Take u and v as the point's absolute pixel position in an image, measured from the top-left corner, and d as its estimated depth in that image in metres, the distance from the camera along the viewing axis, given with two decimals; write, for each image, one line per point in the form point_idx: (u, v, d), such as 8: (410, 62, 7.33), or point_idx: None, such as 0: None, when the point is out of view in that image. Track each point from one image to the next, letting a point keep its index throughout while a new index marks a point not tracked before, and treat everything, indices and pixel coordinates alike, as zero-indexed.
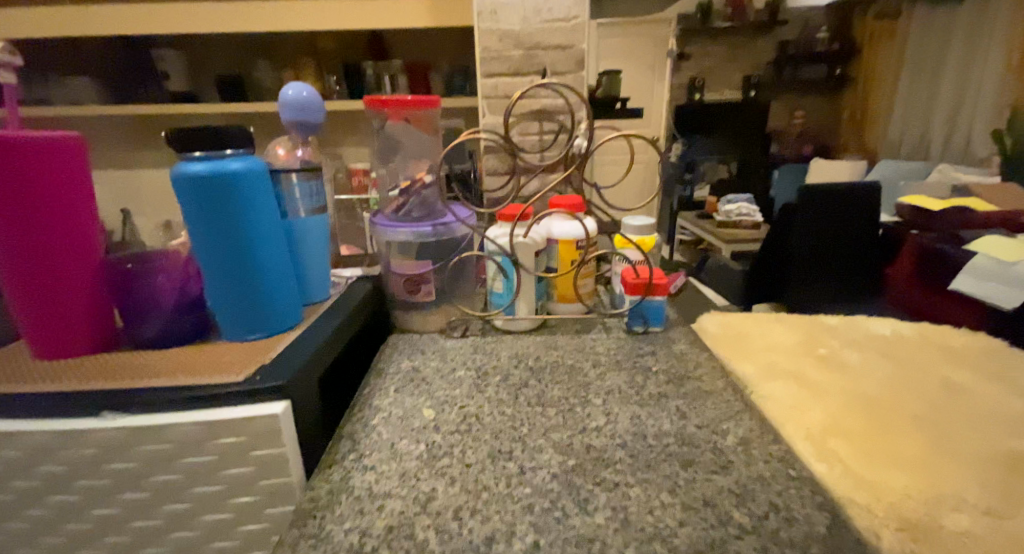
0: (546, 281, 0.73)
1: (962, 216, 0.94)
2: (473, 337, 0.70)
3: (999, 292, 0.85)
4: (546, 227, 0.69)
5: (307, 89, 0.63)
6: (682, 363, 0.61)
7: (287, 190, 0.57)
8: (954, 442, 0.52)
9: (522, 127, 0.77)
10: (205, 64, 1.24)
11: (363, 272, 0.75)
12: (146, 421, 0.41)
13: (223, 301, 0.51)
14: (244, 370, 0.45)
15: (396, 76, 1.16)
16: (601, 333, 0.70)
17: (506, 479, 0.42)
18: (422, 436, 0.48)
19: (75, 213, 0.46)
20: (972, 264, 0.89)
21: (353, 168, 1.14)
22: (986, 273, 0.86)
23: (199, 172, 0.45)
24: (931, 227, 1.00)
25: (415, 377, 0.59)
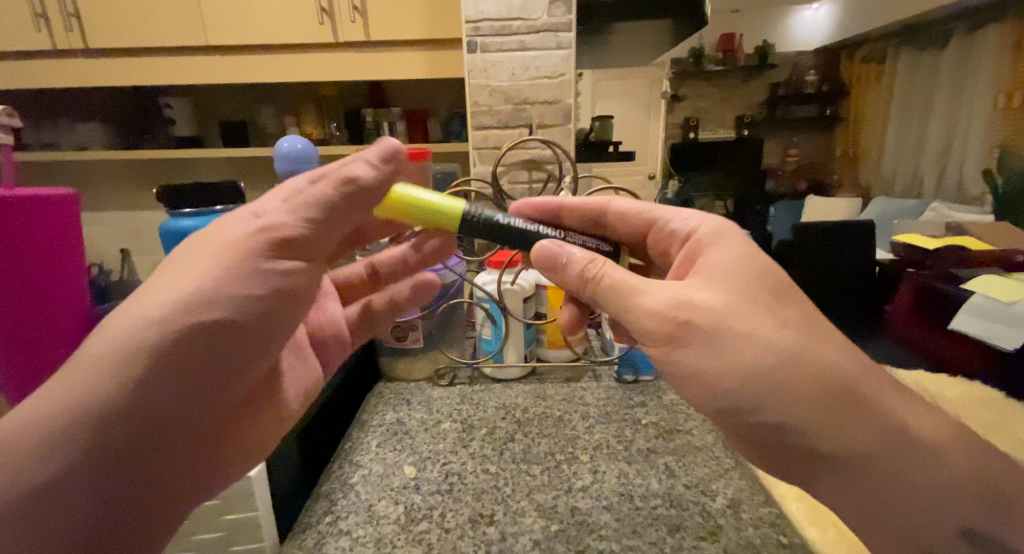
0: (535, 328, 0.72)
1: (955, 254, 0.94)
2: (461, 386, 0.69)
3: (999, 332, 0.80)
4: (535, 273, 0.69)
5: (302, 141, 0.64)
6: (672, 416, 0.59)
7: None
8: None
9: (511, 177, 0.79)
10: (209, 111, 1.28)
11: None
12: None
13: None
14: None
15: (393, 123, 1.19)
16: (591, 382, 0.69)
17: (486, 546, 0.41)
18: (402, 497, 0.47)
19: (64, 269, 0.46)
20: (971, 302, 0.86)
21: None
22: (982, 313, 0.83)
23: (187, 229, 0.46)
24: (928, 266, 0.97)
25: (398, 431, 0.58)
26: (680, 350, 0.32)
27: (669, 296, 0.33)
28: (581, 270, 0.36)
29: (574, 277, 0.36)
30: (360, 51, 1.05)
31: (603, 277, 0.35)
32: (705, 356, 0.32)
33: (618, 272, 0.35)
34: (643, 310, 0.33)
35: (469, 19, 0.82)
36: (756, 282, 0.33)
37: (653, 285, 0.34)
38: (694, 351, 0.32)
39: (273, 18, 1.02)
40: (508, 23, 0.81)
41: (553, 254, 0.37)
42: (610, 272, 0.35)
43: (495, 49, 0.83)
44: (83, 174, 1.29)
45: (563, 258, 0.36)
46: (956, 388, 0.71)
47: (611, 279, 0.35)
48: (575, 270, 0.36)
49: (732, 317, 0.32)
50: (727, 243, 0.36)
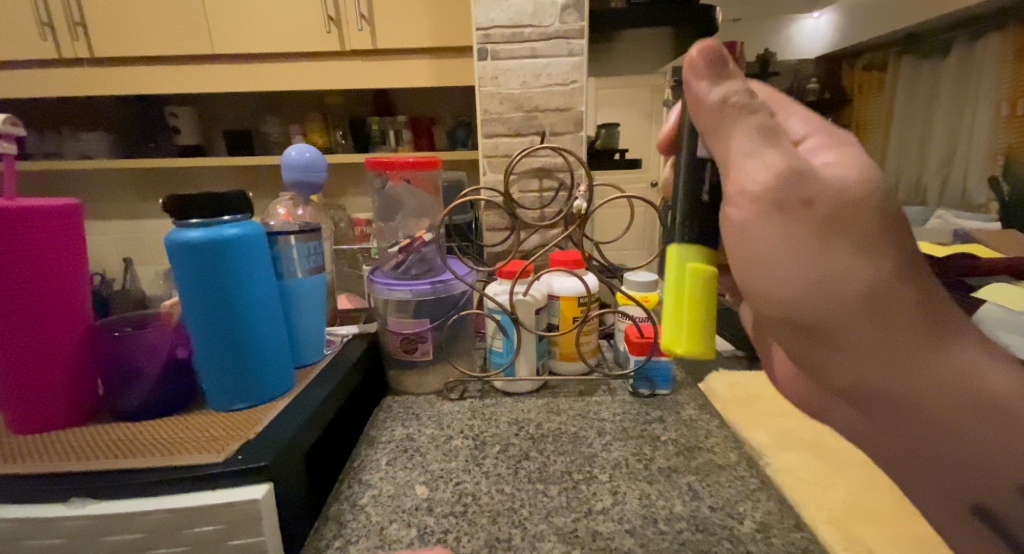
0: (547, 340, 0.70)
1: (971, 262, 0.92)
2: (472, 400, 0.67)
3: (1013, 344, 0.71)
4: (548, 284, 0.67)
5: (311, 150, 0.63)
6: (692, 432, 0.58)
7: (284, 252, 0.56)
8: None
9: (522, 185, 0.78)
10: (214, 119, 1.27)
11: (360, 329, 0.73)
12: (115, 508, 0.37)
13: (210, 369, 0.48)
14: (225, 450, 0.42)
15: (399, 130, 1.18)
16: (606, 396, 0.67)
17: None
18: (414, 519, 0.45)
19: (65, 281, 0.45)
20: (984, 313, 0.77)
21: (356, 218, 1.15)
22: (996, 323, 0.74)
23: (194, 239, 0.44)
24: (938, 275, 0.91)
25: (408, 448, 0.56)
26: (762, 220, 0.26)
27: (783, 160, 0.25)
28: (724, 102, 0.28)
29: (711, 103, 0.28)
30: (368, 60, 1.05)
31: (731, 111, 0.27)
32: (797, 232, 0.25)
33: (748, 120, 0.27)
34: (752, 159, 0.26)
35: (480, 26, 0.81)
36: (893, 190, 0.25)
37: (783, 145, 0.26)
38: (791, 224, 0.25)
39: (280, 27, 1.02)
40: (519, 30, 0.81)
41: (710, 63, 0.29)
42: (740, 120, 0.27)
43: (506, 57, 0.82)
44: (85, 183, 1.28)
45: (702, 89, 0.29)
46: None
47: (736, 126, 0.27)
48: (720, 94, 0.28)
49: (859, 206, 0.24)
50: (866, 145, 0.26)
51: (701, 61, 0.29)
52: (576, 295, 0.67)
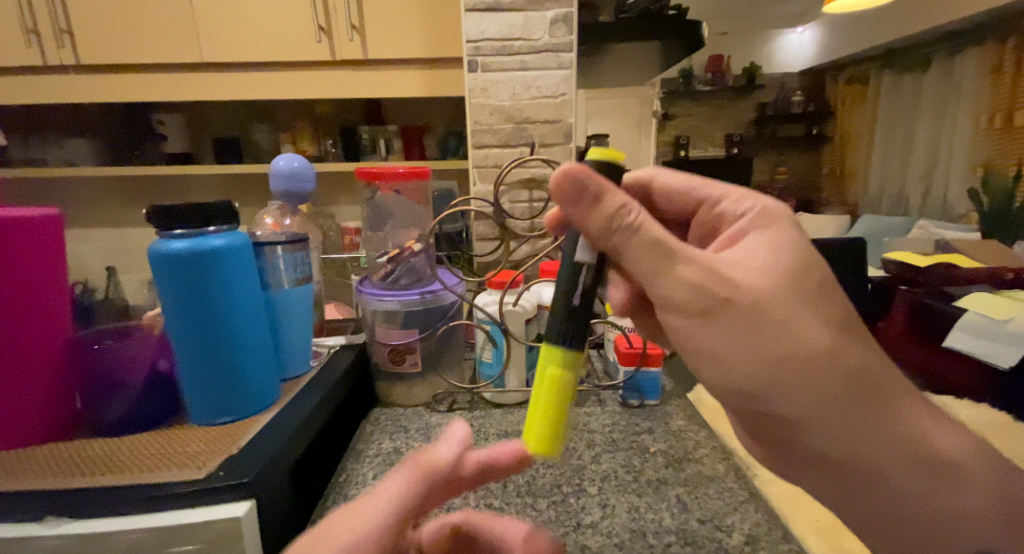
0: (537, 350, 0.70)
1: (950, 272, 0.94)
2: (461, 412, 0.66)
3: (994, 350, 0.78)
4: (537, 294, 0.67)
5: (299, 160, 0.63)
6: (681, 443, 0.58)
7: (270, 262, 0.55)
8: None
9: (511, 196, 0.78)
10: (203, 127, 1.26)
11: (347, 340, 0.72)
12: (89, 529, 0.36)
13: (192, 382, 0.47)
14: (207, 466, 0.40)
15: (391, 139, 1.18)
16: (595, 407, 0.67)
17: None
18: None
19: (43, 294, 0.44)
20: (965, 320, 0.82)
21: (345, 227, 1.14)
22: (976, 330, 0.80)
23: (176, 251, 0.43)
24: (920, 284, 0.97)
25: (395, 462, 0.55)
26: (706, 327, 0.31)
27: (696, 271, 0.30)
28: (606, 224, 0.31)
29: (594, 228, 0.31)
30: (359, 70, 1.05)
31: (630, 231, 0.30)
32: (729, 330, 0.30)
33: (658, 235, 0.30)
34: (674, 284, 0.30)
35: (469, 38, 0.81)
36: (808, 269, 0.31)
37: (693, 253, 0.31)
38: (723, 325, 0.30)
39: (272, 36, 1.02)
40: (509, 43, 0.81)
41: (584, 181, 0.31)
42: (643, 236, 0.30)
43: (496, 69, 0.83)
44: (68, 190, 1.26)
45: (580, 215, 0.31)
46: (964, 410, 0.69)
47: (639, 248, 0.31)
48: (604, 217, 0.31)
49: (778, 303, 0.30)
50: (773, 227, 0.33)
51: (568, 192, 0.31)
52: None
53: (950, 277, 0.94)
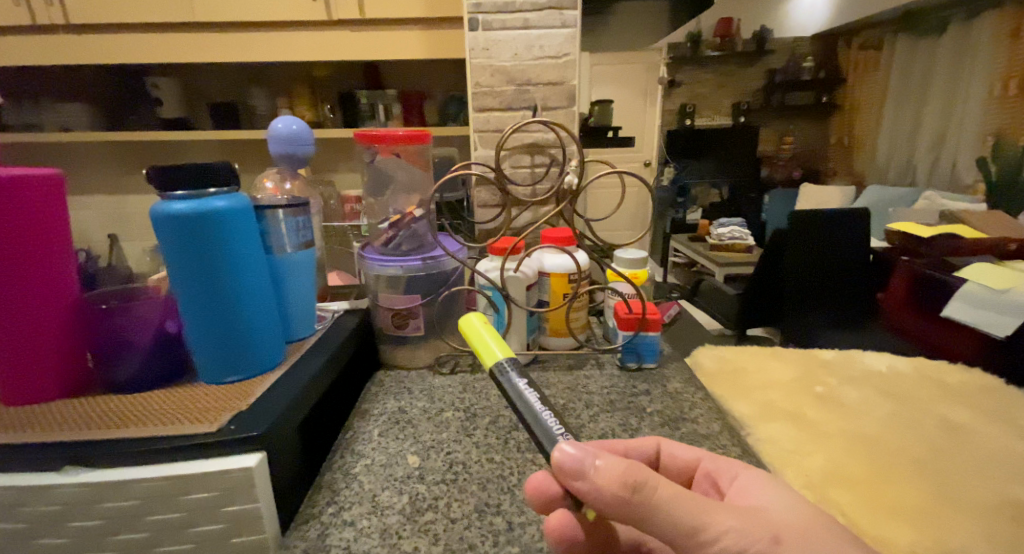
0: (538, 316, 0.72)
1: (950, 241, 0.90)
2: (463, 375, 0.68)
3: (993, 321, 0.79)
4: (538, 260, 0.68)
5: (297, 122, 0.62)
6: (677, 404, 0.59)
7: (273, 226, 0.54)
8: (957, 484, 0.48)
9: (514, 160, 0.76)
10: (198, 92, 1.24)
11: (351, 304, 0.72)
12: (108, 476, 0.38)
13: (200, 342, 0.48)
14: (218, 420, 0.41)
15: (390, 104, 1.16)
16: (594, 370, 0.68)
17: (494, 536, 0.40)
18: (406, 487, 0.46)
19: (47, 253, 0.44)
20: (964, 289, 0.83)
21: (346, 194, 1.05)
22: (973, 301, 0.82)
23: (180, 212, 0.43)
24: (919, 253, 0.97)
25: (400, 419, 0.57)
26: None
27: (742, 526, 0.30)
28: (624, 485, 0.29)
29: (614, 492, 0.29)
30: (356, 30, 1.02)
31: (636, 483, 0.29)
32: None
33: (666, 479, 0.30)
34: (686, 510, 0.29)
35: None
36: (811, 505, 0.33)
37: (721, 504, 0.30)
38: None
39: None
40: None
41: (576, 457, 0.31)
42: (658, 482, 0.29)
43: (497, 27, 0.81)
44: (67, 157, 1.25)
45: (591, 483, 0.30)
46: (955, 374, 0.70)
47: (660, 496, 0.29)
48: (616, 476, 0.29)
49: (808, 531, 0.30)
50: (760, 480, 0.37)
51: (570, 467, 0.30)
52: (567, 271, 0.67)
53: (949, 247, 0.90)
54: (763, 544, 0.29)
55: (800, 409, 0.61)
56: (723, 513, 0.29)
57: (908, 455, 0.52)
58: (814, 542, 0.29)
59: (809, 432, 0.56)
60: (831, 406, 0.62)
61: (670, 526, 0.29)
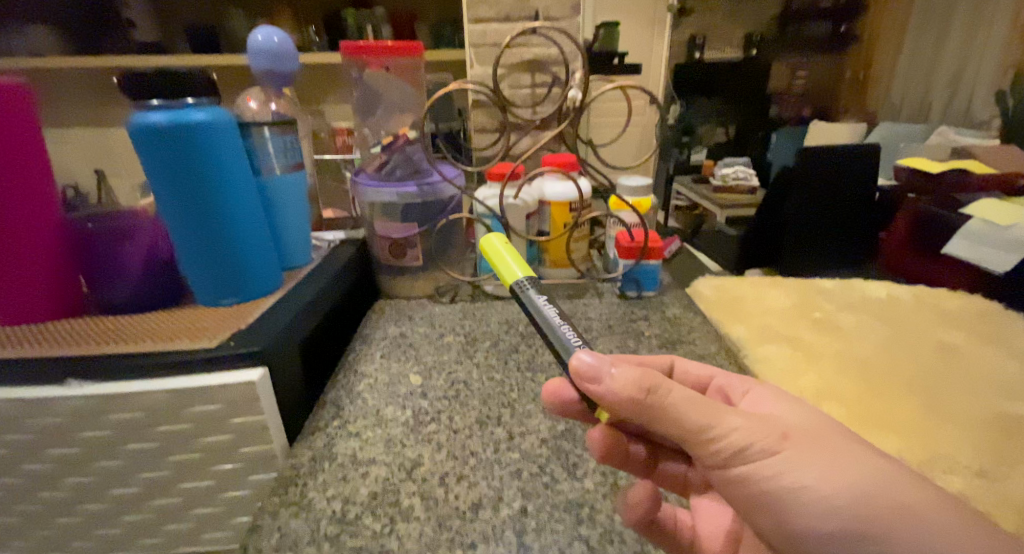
0: (537, 246, 0.70)
1: (959, 178, 0.85)
2: (462, 303, 0.68)
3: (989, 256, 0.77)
4: (539, 187, 0.66)
5: (278, 34, 0.58)
6: (675, 328, 0.60)
7: (259, 145, 0.52)
8: (946, 400, 0.49)
9: (513, 80, 0.71)
10: (170, 14, 1.15)
11: (347, 234, 0.71)
12: (114, 388, 0.39)
13: (195, 264, 0.47)
14: (216, 337, 0.42)
15: (379, 25, 1.08)
16: (594, 299, 0.68)
17: (494, 445, 0.42)
18: (409, 403, 0.47)
19: (34, 169, 0.43)
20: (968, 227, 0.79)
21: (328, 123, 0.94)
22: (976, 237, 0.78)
23: (156, 123, 0.41)
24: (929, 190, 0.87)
25: (402, 343, 0.58)
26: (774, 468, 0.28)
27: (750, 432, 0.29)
28: (638, 388, 0.29)
29: (629, 397, 0.29)
30: None
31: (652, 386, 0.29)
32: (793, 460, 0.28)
33: (679, 386, 0.29)
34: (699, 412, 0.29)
35: None
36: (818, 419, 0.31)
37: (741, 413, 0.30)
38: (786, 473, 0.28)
39: None
40: None
41: (594, 365, 0.30)
42: (671, 387, 0.29)
43: None
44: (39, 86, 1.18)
45: (605, 387, 0.30)
46: (953, 301, 0.69)
47: (675, 400, 0.29)
48: (632, 381, 0.29)
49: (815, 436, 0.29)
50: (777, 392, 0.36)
51: (591, 374, 0.30)
52: (568, 201, 0.65)
53: (956, 185, 0.85)
54: (766, 443, 0.28)
55: (797, 332, 0.62)
56: (732, 415, 0.29)
57: (900, 374, 0.53)
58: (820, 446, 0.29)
59: (805, 352, 0.56)
60: (827, 330, 0.62)
61: (680, 428, 0.29)
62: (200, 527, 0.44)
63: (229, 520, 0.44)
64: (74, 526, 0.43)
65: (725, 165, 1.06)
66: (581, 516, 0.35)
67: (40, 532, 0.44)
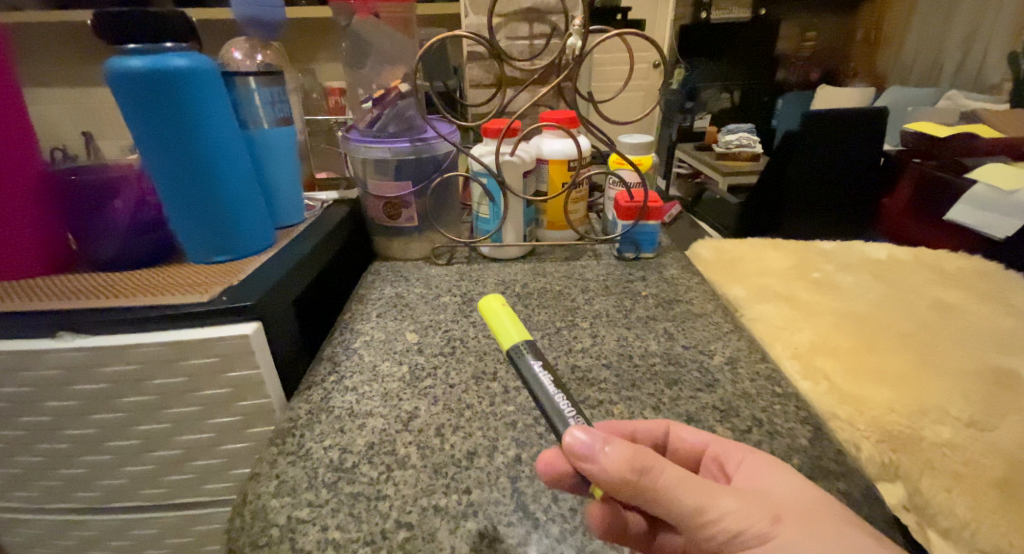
0: (535, 207, 0.68)
1: (964, 142, 0.79)
2: (459, 265, 0.67)
3: (995, 222, 0.72)
4: (536, 145, 0.64)
5: None
6: (672, 288, 0.60)
7: (245, 96, 0.51)
8: (939, 356, 0.49)
9: (509, 30, 0.68)
10: None
11: (340, 195, 0.70)
12: (109, 341, 0.39)
13: (184, 222, 0.47)
14: (209, 291, 0.42)
15: None
16: (591, 261, 0.67)
17: (489, 397, 0.42)
18: (405, 358, 0.47)
19: (9, 118, 0.42)
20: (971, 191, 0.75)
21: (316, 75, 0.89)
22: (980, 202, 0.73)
23: (135, 69, 0.39)
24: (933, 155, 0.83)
25: (398, 303, 0.57)
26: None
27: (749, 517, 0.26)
28: (631, 468, 0.26)
29: (622, 478, 0.26)
30: None
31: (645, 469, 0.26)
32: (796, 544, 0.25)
33: (673, 463, 0.27)
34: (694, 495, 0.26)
35: None
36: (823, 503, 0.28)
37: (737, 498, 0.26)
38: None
39: None
40: None
41: (589, 442, 0.27)
42: (664, 466, 0.26)
43: None
44: None
45: (598, 467, 0.26)
46: (953, 261, 0.69)
47: (668, 481, 0.26)
48: (626, 459, 0.26)
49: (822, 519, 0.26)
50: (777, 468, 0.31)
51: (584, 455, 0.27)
52: (566, 158, 0.64)
53: (962, 148, 0.79)
54: (755, 529, 0.26)
55: (795, 291, 0.61)
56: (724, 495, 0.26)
57: (896, 330, 0.53)
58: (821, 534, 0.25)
59: (802, 310, 0.56)
60: (826, 289, 0.62)
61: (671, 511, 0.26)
62: (201, 478, 0.45)
63: (229, 471, 0.44)
64: (77, 476, 0.44)
65: (729, 132, 0.98)
66: None
67: (44, 484, 0.45)
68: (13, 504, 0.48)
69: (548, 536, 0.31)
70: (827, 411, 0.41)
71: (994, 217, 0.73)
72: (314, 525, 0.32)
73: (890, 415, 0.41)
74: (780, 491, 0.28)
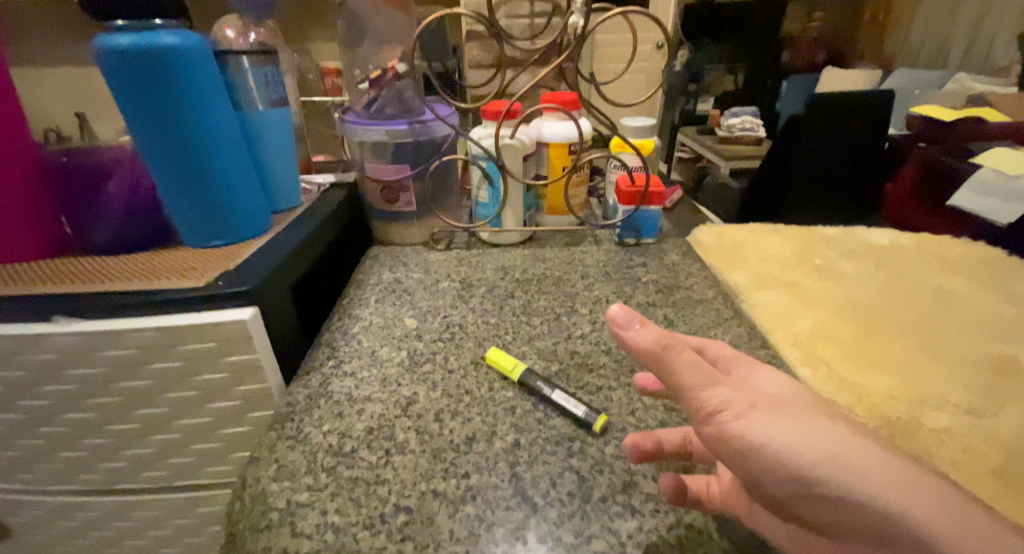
0: (535, 191, 0.67)
1: (972, 126, 0.77)
2: (458, 250, 0.67)
3: (997, 208, 0.74)
4: (536, 128, 0.63)
5: None
6: (673, 274, 0.59)
7: (238, 75, 0.49)
8: (940, 344, 0.49)
9: (509, 8, 0.67)
10: None
11: (337, 178, 0.69)
12: (104, 325, 0.39)
13: (178, 205, 0.46)
14: (205, 276, 0.41)
15: None
16: (591, 246, 0.67)
17: (488, 383, 0.42)
18: (404, 344, 0.47)
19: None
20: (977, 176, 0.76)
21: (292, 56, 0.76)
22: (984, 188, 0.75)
23: (124, 46, 0.38)
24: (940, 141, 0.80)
25: (396, 288, 0.57)
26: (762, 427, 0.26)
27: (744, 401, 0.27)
28: (657, 343, 0.28)
29: (644, 355, 0.28)
30: None
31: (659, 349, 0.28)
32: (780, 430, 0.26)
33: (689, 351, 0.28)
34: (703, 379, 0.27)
35: None
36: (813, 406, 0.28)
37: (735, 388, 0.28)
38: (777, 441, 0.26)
39: None
40: None
41: (627, 321, 0.29)
42: (683, 349, 0.28)
43: None
44: None
45: (629, 336, 0.28)
46: (956, 248, 0.68)
47: (682, 362, 0.28)
48: (652, 336, 0.28)
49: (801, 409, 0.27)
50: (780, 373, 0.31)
51: (625, 327, 0.28)
52: (566, 142, 0.63)
53: (970, 132, 0.78)
54: (732, 408, 0.27)
55: (796, 276, 0.61)
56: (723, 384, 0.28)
57: (897, 317, 0.53)
58: (802, 425, 0.26)
59: (803, 296, 0.56)
60: (827, 275, 0.61)
61: (674, 386, 0.28)
62: (202, 461, 0.45)
63: (229, 455, 0.45)
64: (77, 459, 0.45)
65: (732, 114, 0.91)
66: (572, 449, 0.36)
67: (45, 467, 0.46)
68: (16, 486, 0.48)
69: (546, 521, 0.31)
70: (826, 396, 0.42)
71: (995, 201, 0.75)
72: (314, 509, 0.32)
73: (888, 402, 0.41)
74: (766, 389, 0.29)
